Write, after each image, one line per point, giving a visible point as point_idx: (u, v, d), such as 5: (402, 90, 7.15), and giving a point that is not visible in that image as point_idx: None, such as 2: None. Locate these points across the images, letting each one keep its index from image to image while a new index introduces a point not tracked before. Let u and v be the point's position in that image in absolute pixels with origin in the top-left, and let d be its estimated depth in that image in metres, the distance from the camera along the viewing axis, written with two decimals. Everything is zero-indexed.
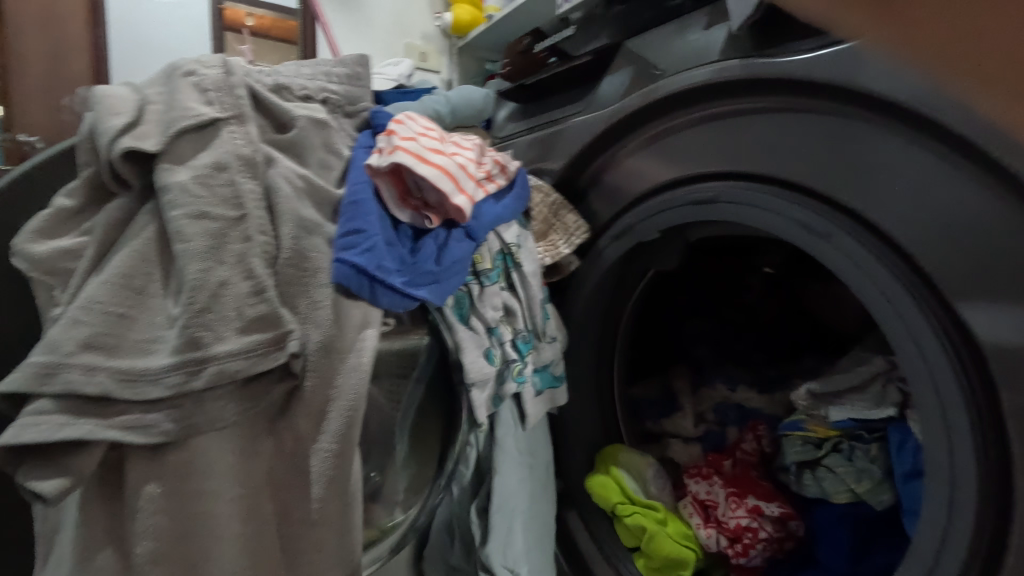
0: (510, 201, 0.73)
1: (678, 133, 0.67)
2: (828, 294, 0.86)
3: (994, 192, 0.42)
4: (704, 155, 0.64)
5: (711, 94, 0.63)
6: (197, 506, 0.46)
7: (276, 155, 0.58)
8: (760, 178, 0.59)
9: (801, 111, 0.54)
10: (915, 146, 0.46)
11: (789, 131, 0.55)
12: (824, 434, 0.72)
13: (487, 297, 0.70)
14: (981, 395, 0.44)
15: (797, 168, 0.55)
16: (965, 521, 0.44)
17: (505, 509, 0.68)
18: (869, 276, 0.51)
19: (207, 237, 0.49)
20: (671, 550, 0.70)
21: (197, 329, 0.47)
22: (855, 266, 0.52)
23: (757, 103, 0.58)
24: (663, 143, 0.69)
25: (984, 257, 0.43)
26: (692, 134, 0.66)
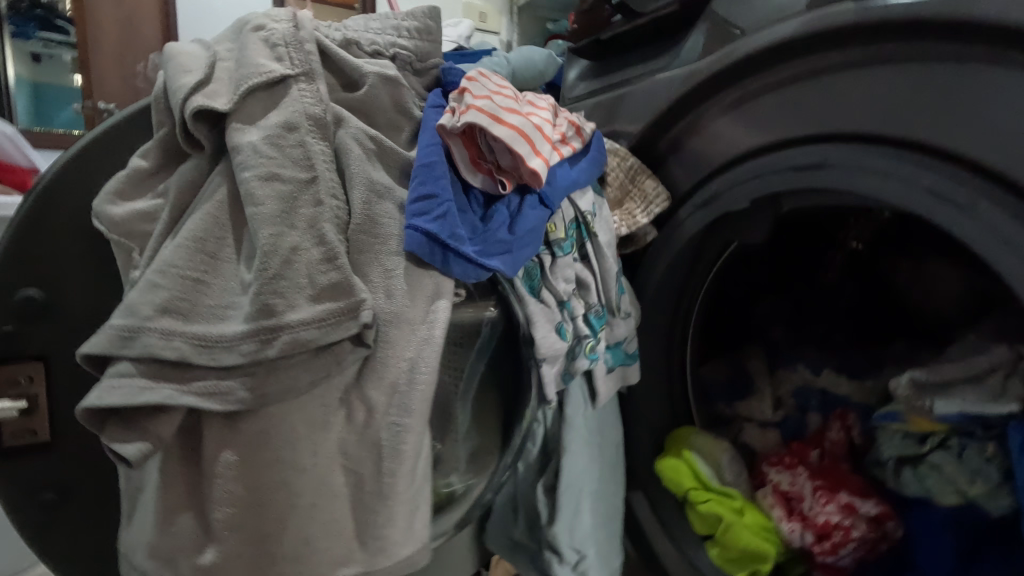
0: (585, 165, 0.68)
1: (773, 88, 0.59)
2: (921, 274, 0.78)
3: None
4: (808, 116, 0.56)
5: (821, 43, 0.54)
6: (272, 476, 0.45)
7: (345, 115, 0.55)
8: (877, 139, 0.51)
9: (933, 60, 0.46)
10: None
11: (921, 81, 0.47)
12: (928, 429, 0.64)
13: (559, 268, 0.65)
14: None
15: (927, 127, 0.47)
16: None
17: (574, 490, 0.65)
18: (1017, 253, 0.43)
19: (279, 201, 0.48)
20: (752, 542, 0.66)
21: (271, 296, 0.45)
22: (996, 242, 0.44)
23: (877, 52, 0.50)
24: (755, 104, 0.62)
25: None
26: (789, 89, 0.58)
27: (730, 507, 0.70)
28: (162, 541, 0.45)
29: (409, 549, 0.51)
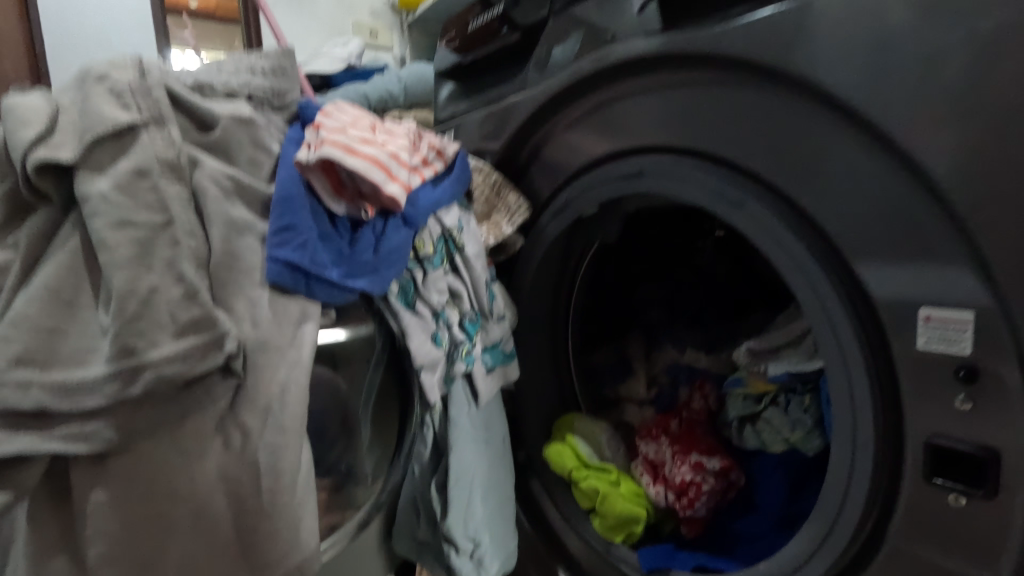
0: (448, 185, 0.74)
1: (618, 102, 0.67)
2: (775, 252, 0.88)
3: (881, 153, 0.45)
4: (629, 136, 0.66)
5: (631, 72, 0.64)
6: (147, 508, 0.48)
7: (201, 157, 0.57)
8: (678, 150, 0.62)
9: (709, 84, 0.56)
10: (822, 121, 0.48)
11: (711, 102, 0.56)
12: (763, 389, 0.77)
13: (431, 282, 0.72)
14: (876, 342, 0.48)
15: (711, 140, 0.57)
16: (865, 462, 0.48)
17: (464, 484, 0.72)
18: (767, 231, 0.54)
19: (133, 245, 0.50)
20: (624, 507, 0.75)
21: (130, 337, 0.48)
22: (765, 235, 0.54)
23: (679, 76, 0.59)
24: (601, 114, 0.69)
25: (887, 221, 0.45)
26: (633, 104, 0.65)
27: (608, 481, 0.78)
28: None
29: (298, 558, 0.55)
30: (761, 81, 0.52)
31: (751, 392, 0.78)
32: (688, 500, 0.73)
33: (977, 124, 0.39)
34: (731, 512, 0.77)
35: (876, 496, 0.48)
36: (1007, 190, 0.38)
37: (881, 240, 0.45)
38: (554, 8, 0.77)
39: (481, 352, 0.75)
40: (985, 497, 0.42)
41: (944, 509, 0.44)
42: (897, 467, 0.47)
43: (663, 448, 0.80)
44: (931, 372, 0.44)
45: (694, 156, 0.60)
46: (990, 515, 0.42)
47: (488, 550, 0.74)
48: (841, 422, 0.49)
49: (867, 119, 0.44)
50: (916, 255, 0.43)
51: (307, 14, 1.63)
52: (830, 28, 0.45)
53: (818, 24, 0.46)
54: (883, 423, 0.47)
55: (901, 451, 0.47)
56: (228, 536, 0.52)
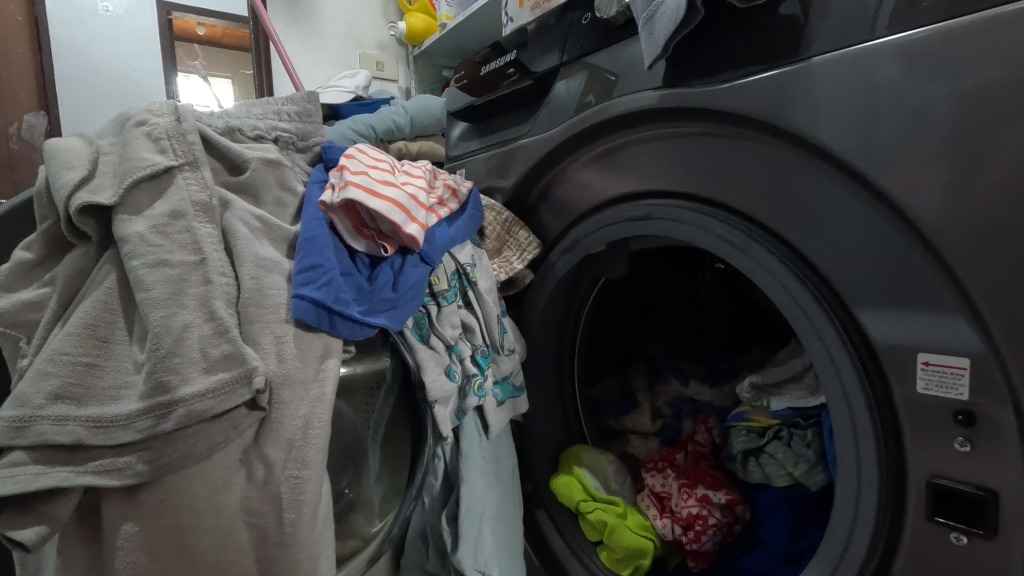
0: (462, 223, 0.77)
1: (626, 149, 0.71)
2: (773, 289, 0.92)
3: (876, 206, 0.48)
4: (636, 181, 0.69)
5: (636, 122, 0.68)
6: (174, 541, 0.49)
7: (231, 198, 0.60)
8: (684, 196, 0.65)
9: (711, 136, 0.60)
10: (822, 174, 0.51)
11: (715, 153, 0.60)
12: (766, 423, 0.79)
13: (445, 316, 0.73)
14: (878, 383, 0.50)
15: (714, 188, 0.60)
16: (870, 499, 0.49)
17: (474, 516, 0.73)
18: (771, 274, 0.57)
19: (168, 284, 0.52)
20: (632, 540, 0.75)
21: (164, 374, 0.50)
22: (769, 278, 0.57)
23: (683, 127, 0.63)
24: (608, 159, 0.73)
25: (882, 269, 0.48)
26: (640, 151, 0.69)
27: (615, 512, 0.79)
28: None
29: None
30: (760, 135, 0.55)
31: (754, 426, 0.80)
32: (692, 532, 0.74)
33: (958, 181, 0.42)
34: (737, 544, 0.79)
35: (880, 532, 0.50)
36: (994, 243, 0.41)
37: (876, 286, 0.48)
38: (563, 56, 0.81)
39: (492, 386, 0.76)
40: (985, 536, 0.43)
41: (946, 545, 0.46)
42: (899, 504, 0.49)
43: (671, 480, 0.81)
44: (927, 413, 0.46)
45: (698, 201, 0.64)
46: (991, 554, 0.43)
47: None
48: (845, 462, 0.52)
49: (861, 175, 0.47)
50: (912, 301, 0.46)
51: (316, 46, 1.68)
52: (827, 89, 0.49)
53: (817, 85, 0.49)
54: (885, 460, 0.49)
55: (902, 488, 0.49)
56: (249, 568, 0.53)
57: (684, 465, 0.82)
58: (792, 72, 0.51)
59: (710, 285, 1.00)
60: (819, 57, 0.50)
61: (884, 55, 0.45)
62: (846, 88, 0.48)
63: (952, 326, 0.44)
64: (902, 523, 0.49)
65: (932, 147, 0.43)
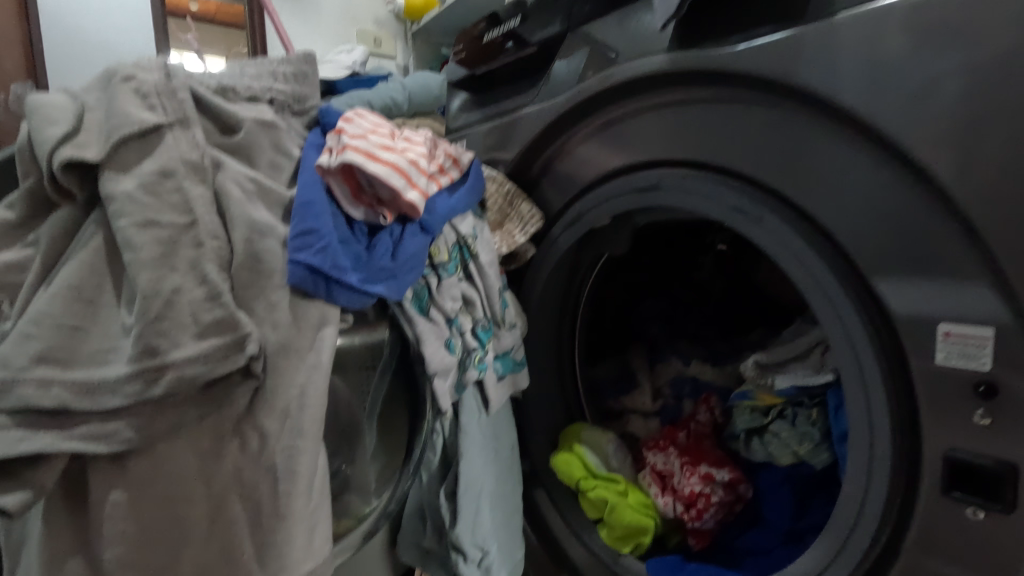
0: (463, 193, 0.74)
1: (633, 116, 0.68)
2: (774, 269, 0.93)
3: (901, 171, 0.45)
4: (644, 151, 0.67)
5: (643, 90, 0.65)
6: (164, 511, 0.47)
7: (224, 159, 0.58)
8: (695, 165, 0.62)
9: (723, 102, 0.57)
10: (841, 139, 0.49)
11: (728, 118, 0.57)
12: (770, 401, 0.77)
13: (445, 288, 0.71)
14: (895, 357, 0.48)
15: (727, 156, 0.58)
16: (882, 473, 0.48)
17: (473, 492, 0.72)
18: (786, 246, 0.55)
19: (157, 245, 0.50)
20: (632, 518, 0.75)
21: (152, 337, 0.47)
22: (783, 250, 0.55)
23: (693, 94, 0.60)
24: (613, 129, 0.71)
25: (904, 237, 0.46)
26: (649, 118, 0.66)
27: (615, 490, 0.78)
28: None
29: (310, 565, 0.54)
30: (777, 102, 0.53)
31: (758, 404, 0.79)
32: (695, 511, 0.73)
33: (985, 140, 0.40)
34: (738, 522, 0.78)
35: (892, 507, 0.48)
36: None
37: (895, 254, 0.46)
38: (569, 23, 0.78)
39: (492, 360, 0.75)
40: (1003, 511, 0.42)
41: (961, 522, 0.45)
42: (911, 479, 0.48)
43: (672, 458, 0.80)
44: (946, 387, 0.45)
45: (709, 170, 0.61)
46: (1010, 531, 0.42)
47: (496, 560, 0.74)
48: (857, 438, 0.50)
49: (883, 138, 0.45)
50: (932, 271, 0.44)
51: (312, 22, 1.64)
52: (852, 48, 0.46)
53: (839, 44, 0.47)
54: (900, 434, 0.48)
55: (917, 463, 0.48)
56: (242, 540, 0.51)
57: (686, 443, 0.81)
58: (815, 30, 0.48)
59: (709, 269, 1.00)
60: (843, 14, 0.47)
61: (910, 12, 0.43)
62: (869, 47, 0.45)
63: (978, 296, 0.42)
64: (916, 498, 0.48)
65: (962, 105, 0.41)
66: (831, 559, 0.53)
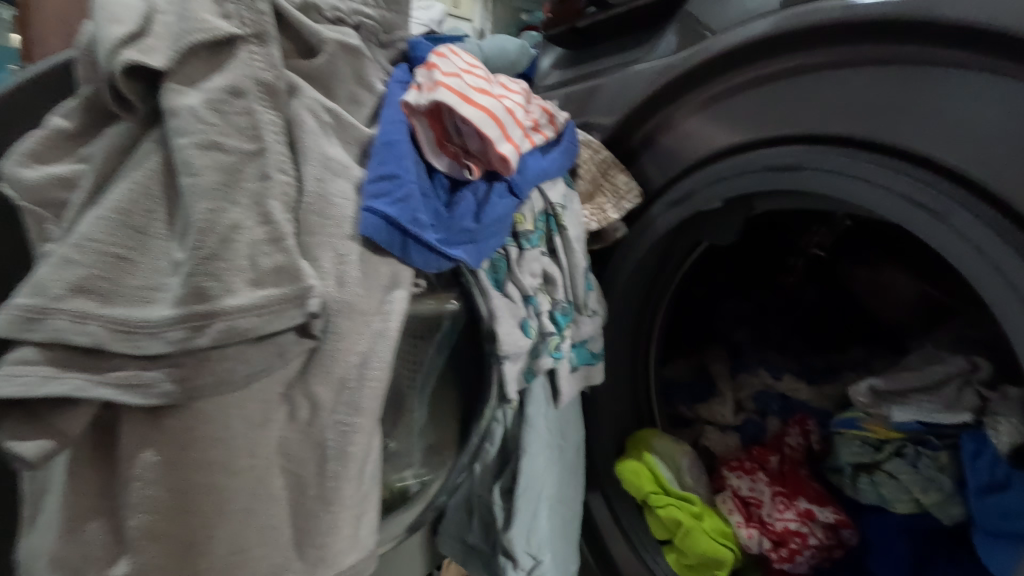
0: (556, 155, 0.65)
1: (746, 87, 0.59)
2: (875, 276, 0.80)
3: None
4: (765, 119, 0.57)
5: (771, 50, 0.56)
6: (199, 479, 0.41)
7: (301, 85, 0.50)
8: (828, 139, 0.53)
9: (881, 62, 0.49)
10: None
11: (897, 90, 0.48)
12: (885, 435, 0.66)
13: (525, 262, 0.62)
14: None
15: (902, 130, 0.48)
16: None
17: (531, 495, 0.64)
18: (978, 251, 0.45)
19: (220, 172, 0.43)
20: (710, 548, 0.66)
21: (203, 278, 0.41)
22: (984, 263, 0.44)
23: (846, 52, 0.50)
24: (722, 103, 0.61)
25: None
26: (754, 94, 0.58)
27: (689, 512, 0.69)
28: (66, 556, 0.40)
29: (352, 555, 0.48)
30: (960, 59, 0.44)
31: (869, 437, 0.67)
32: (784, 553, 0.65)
33: None
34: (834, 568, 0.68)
35: None
36: None
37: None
38: None
39: (568, 349, 0.66)
40: None
41: None
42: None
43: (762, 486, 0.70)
44: None
45: (870, 149, 0.50)
46: None
47: (548, 572, 0.66)
48: None
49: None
50: None
51: None
52: None
53: None
54: None
55: None
56: (282, 523, 0.45)
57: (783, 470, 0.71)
58: None
59: (799, 276, 0.88)
60: None
61: None
62: None
63: None
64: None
65: None
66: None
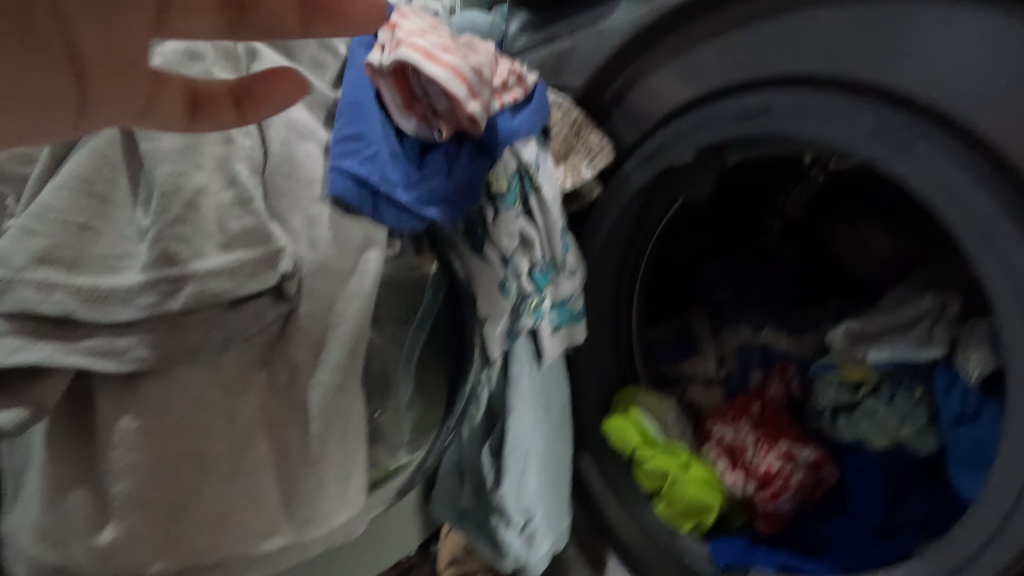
0: (527, 115, 0.64)
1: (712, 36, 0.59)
2: (853, 234, 0.80)
3: None
4: (734, 67, 0.57)
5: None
6: (181, 444, 0.41)
7: (260, 47, 0.49)
8: (810, 83, 0.53)
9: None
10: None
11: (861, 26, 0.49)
12: (861, 376, 0.68)
13: (502, 224, 0.62)
14: None
15: (867, 67, 0.49)
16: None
17: (520, 452, 0.65)
18: (948, 184, 0.47)
19: (182, 136, 0.42)
20: (696, 494, 0.68)
21: (171, 242, 0.40)
22: (944, 189, 0.47)
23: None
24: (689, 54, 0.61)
25: None
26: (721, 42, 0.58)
27: (675, 462, 0.70)
28: (49, 528, 0.40)
29: (343, 517, 0.48)
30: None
31: (847, 378, 0.69)
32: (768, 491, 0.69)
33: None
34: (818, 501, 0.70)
35: None
36: None
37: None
38: None
39: (549, 309, 0.66)
40: None
41: None
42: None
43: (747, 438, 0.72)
44: None
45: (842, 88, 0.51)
46: None
47: (540, 526, 0.69)
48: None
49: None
50: None
51: None
52: None
53: None
54: None
55: None
56: (268, 487, 0.45)
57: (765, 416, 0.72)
58: None
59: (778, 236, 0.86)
60: None
61: None
62: None
63: None
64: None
65: None
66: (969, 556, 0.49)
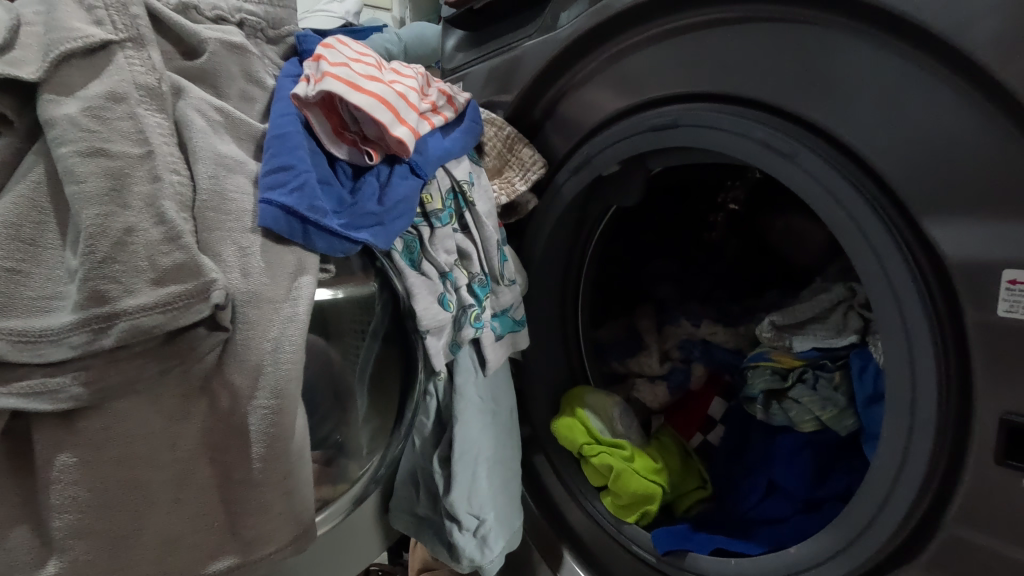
0: (458, 134, 0.67)
1: (639, 52, 0.61)
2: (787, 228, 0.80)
3: (995, 116, 0.40)
4: (670, 79, 0.59)
5: (659, 11, 0.58)
6: (123, 473, 0.43)
7: (185, 85, 0.51)
8: (718, 97, 0.56)
9: (765, 22, 0.51)
10: (911, 63, 0.44)
11: (774, 44, 0.50)
12: (789, 364, 0.71)
13: (439, 240, 0.64)
14: (924, 263, 0.45)
15: (773, 87, 0.51)
16: (916, 346, 0.46)
17: (470, 456, 0.68)
18: (837, 193, 0.49)
19: (107, 177, 0.43)
20: (638, 486, 0.72)
21: (101, 282, 0.42)
22: (839, 208, 0.49)
23: (715, 14, 0.54)
24: (614, 69, 0.64)
25: (981, 179, 0.41)
26: (652, 53, 0.60)
27: (620, 457, 0.74)
28: None
29: (284, 539, 0.50)
30: (845, 24, 0.46)
31: (778, 367, 0.72)
32: None
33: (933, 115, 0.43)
34: (758, 474, 0.74)
35: (937, 463, 0.46)
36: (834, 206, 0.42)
37: (950, 195, 0.43)
38: None
39: (491, 319, 0.69)
40: None
41: None
42: (958, 427, 0.45)
43: None
44: None
45: (753, 106, 0.53)
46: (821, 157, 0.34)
47: (492, 528, 0.71)
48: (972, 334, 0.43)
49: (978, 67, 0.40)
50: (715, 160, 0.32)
51: None
52: None
53: None
54: (946, 389, 0.45)
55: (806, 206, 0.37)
56: (212, 506, 0.47)
57: None
58: None
59: (721, 230, 0.89)
60: None
61: None
62: None
63: None
64: (965, 442, 0.45)
65: (987, 49, 0.40)
66: (872, 517, 0.50)
